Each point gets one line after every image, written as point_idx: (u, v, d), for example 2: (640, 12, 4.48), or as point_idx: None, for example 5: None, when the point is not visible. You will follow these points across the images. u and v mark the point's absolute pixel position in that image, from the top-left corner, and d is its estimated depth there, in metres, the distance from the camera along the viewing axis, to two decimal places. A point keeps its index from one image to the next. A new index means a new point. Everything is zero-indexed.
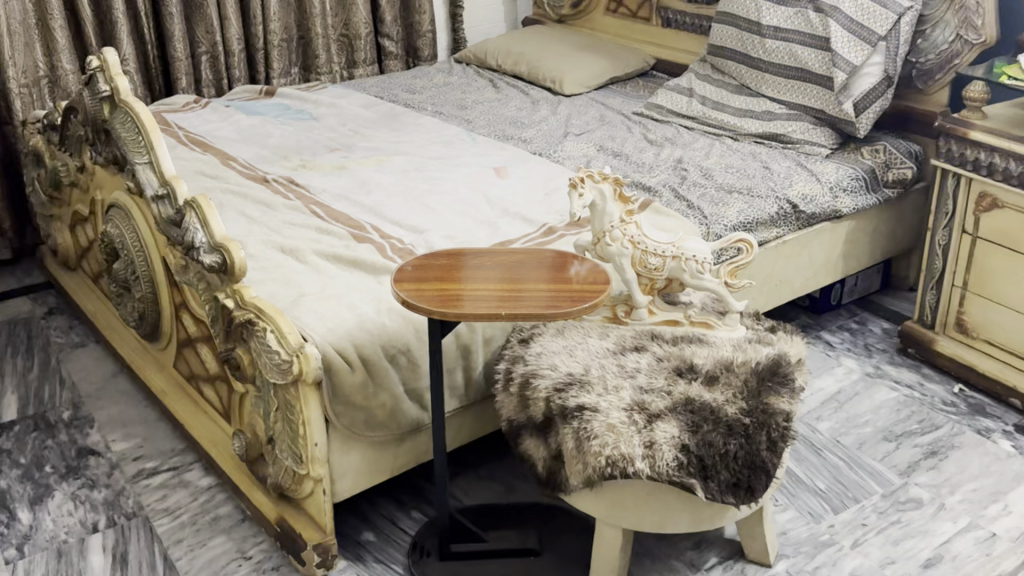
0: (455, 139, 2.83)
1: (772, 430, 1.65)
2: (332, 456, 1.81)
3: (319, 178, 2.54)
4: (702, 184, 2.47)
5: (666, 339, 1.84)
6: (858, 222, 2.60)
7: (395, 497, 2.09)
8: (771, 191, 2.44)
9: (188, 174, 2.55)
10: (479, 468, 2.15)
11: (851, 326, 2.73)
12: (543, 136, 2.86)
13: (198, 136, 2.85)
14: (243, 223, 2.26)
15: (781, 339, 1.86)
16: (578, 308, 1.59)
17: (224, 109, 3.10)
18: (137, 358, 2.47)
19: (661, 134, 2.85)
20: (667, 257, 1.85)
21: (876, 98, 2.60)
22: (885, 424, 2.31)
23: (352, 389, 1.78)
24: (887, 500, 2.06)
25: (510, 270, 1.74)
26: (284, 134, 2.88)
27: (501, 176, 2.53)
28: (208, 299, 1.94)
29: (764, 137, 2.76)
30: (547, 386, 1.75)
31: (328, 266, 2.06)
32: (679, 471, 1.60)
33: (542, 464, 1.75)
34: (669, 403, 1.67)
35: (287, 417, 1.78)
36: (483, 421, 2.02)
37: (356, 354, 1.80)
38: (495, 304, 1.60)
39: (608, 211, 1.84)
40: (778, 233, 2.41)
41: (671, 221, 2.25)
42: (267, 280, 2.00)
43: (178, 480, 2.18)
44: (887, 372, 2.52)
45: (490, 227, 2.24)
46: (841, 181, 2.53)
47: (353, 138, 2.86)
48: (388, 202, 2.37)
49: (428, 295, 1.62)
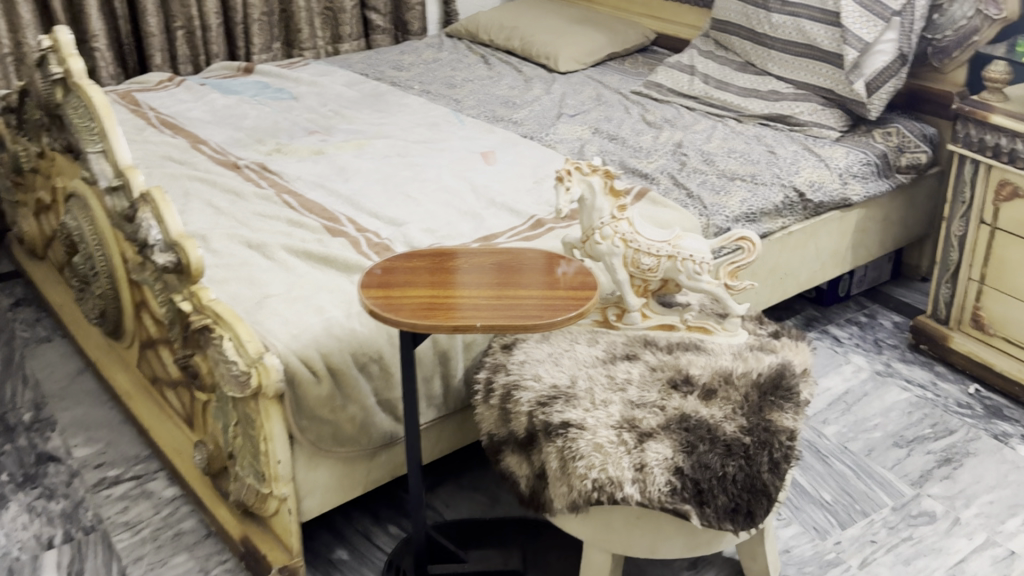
0: (441, 121, 2.66)
1: (775, 450, 1.50)
2: (297, 473, 1.67)
3: (294, 165, 2.38)
4: (702, 171, 2.32)
5: (661, 346, 1.69)
6: (869, 210, 2.44)
7: (372, 510, 1.95)
8: (776, 178, 2.29)
9: (155, 159, 2.40)
10: (461, 478, 2.02)
11: (860, 320, 2.58)
12: (535, 118, 2.70)
13: (169, 117, 2.70)
14: (209, 214, 2.11)
15: (786, 346, 1.69)
16: (563, 317, 1.44)
17: (199, 88, 2.94)
18: (101, 357, 2.33)
19: (660, 115, 2.69)
20: (662, 257, 1.70)
21: (889, 78, 2.43)
22: (896, 429, 2.17)
23: (318, 401, 1.64)
24: (898, 514, 1.92)
25: (491, 272, 1.58)
26: (260, 115, 2.72)
27: (488, 162, 2.38)
28: (165, 300, 1.80)
29: (770, 119, 2.60)
30: (530, 400, 1.61)
31: (298, 263, 1.91)
32: (672, 497, 1.45)
33: (526, 483, 1.62)
34: (662, 420, 1.52)
35: (248, 432, 1.64)
36: (463, 431, 1.88)
37: (323, 364, 1.65)
38: (471, 313, 1.45)
39: (598, 206, 1.70)
40: (783, 223, 2.26)
41: (669, 213, 2.10)
42: (230, 279, 1.85)
43: (141, 491, 2.05)
44: (898, 371, 2.37)
45: (474, 218, 2.09)
46: (851, 167, 2.37)
47: (334, 119, 2.70)
48: (366, 191, 2.21)
49: (398, 301, 1.47)
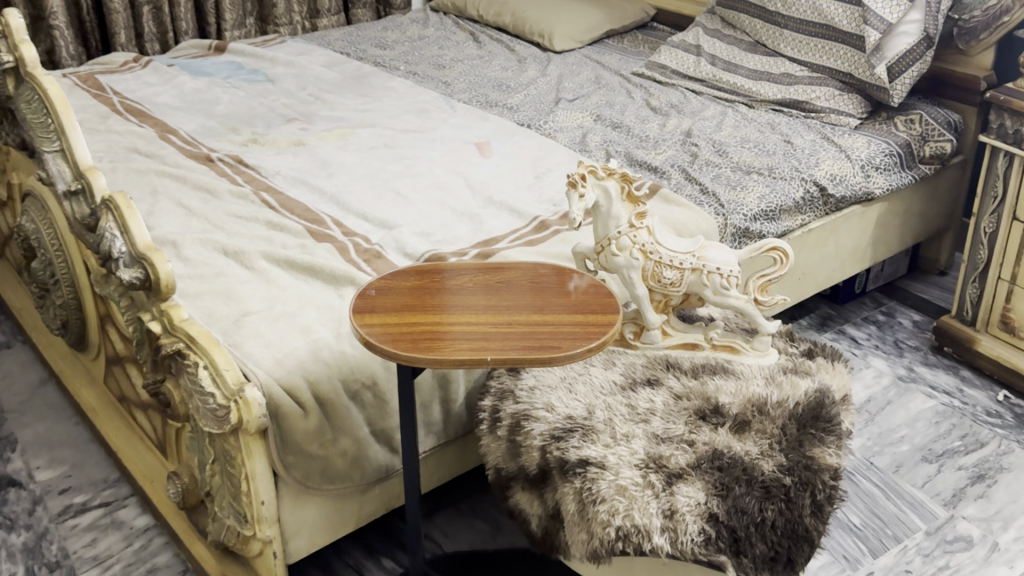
0: (431, 107, 2.47)
1: (818, 491, 1.35)
2: (283, 514, 1.50)
3: (273, 157, 2.19)
4: (716, 163, 2.15)
5: (685, 369, 1.53)
6: (890, 203, 2.28)
7: (364, 542, 1.79)
8: (795, 172, 2.12)
9: (120, 152, 2.20)
10: (460, 501, 1.86)
11: (878, 319, 2.43)
12: (531, 103, 2.52)
13: (134, 103, 2.50)
14: (179, 216, 1.93)
15: (822, 368, 1.54)
16: (583, 347, 1.27)
17: (167, 69, 2.73)
18: (65, 368, 2.14)
19: (665, 100, 2.51)
20: (685, 270, 1.53)
21: (913, 61, 2.25)
22: (924, 441, 2.03)
23: (305, 435, 1.47)
24: (932, 539, 1.78)
25: (498, 293, 1.41)
26: (233, 100, 2.52)
27: (483, 154, 2.19)
28: (131, 319, 1.62)
29: (784, 104, 2.43)
30: (543, 433, 1.45)
31: (280, 274, 1.73)
32: (706, 547, 1.30)
33: (537, 523, 1.46)
34: (691, 457, 1.37)
35: (227, 471, 1.47)
36: (465, 457, 1.71)
37: (310, 394, 1.48)
38: (479, 345, 1.28)
39: (614, 214, 1.53)
40: (803, 221, 2.09)
41: (683, 213, 1.93)
42: (204, 292, 1.67)
43: (110, 520, 1.87)
44: (921, 376, 2.23)
45: (471, 220, 1.91)
46: (873, 158, 2.21)
47: (314, 105, 2.50)
48: (353, 188, 2.03)
49: (396, 330, 1.30)
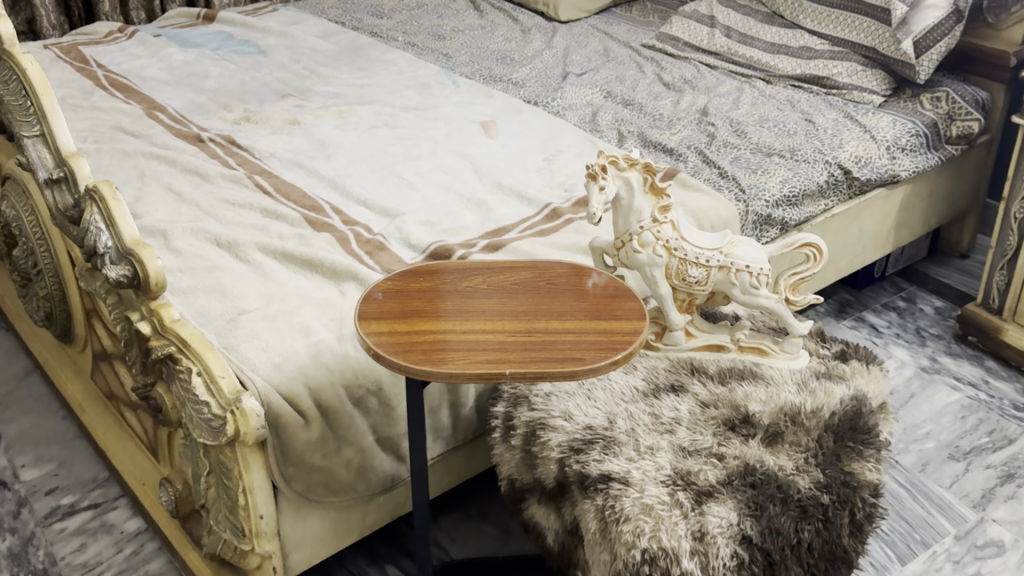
0: (432, 82, 2.35)
1: (857, 510, 1.26)
2: (283, 528, 1.41)
3: (266, 137, 2.07)
4: (734, 144, 2.05)
5: (711, 374, 1.44)
6: (915, 186, 2.18)
7: (368, 548, 1.70)
8: (818, 154, 2.01)
9: (105, 131, 2.09)
10: (468, 503, 1.78)
11: (898, 305, 2.34)
12: (537, 77, 2.40)
13: (120, 77, 2.37)
14: (168, 203, 1.82)
15: (856, 372, 1.44)
16: (607, 361, 1.17)
17: (153, 40, 2.60)
18: (50, 360, 2.04)
19: (678, 75, 2.40)
20: (712, 267, 1.44)
21: (942, 35, 2.13)
22: (950, 438, 1.94)
23: (307, 446, 1.37)
24: (962, 545, 1.70)
25: (514, 296, 1.31)
26: (224, 73, 2.40)
27: (489, 134, 2.08)
28: (119, 318, 1.52)
29: (804, 80, 2.31)
30: (562, 444, 1.35)
31: (277, 268, 1.63)
32: (738, 572, 1.20)
33: (554, 537, 1.37)
34: (722, 473, 1.27)
35: (223, 482, 1.37)
36: (475, 462, 1.62)
37: (311, 402, 1.38)
38: (495, 357, 1.18)
39: (636, 207, 1.42)
40: (826, 205, 1.99)
41: (703, 199, 1.83)
42: (196, 287, 1.57)
43: (99, 524, 1.78)
44: (945, 367, 2.14)
45: (479, 207, 1.81)
46: (898, 138, 2.10)
47: (308, 79, 2.38)
48: (352, 172, 1.92)
49: (406, 340, 1.20)
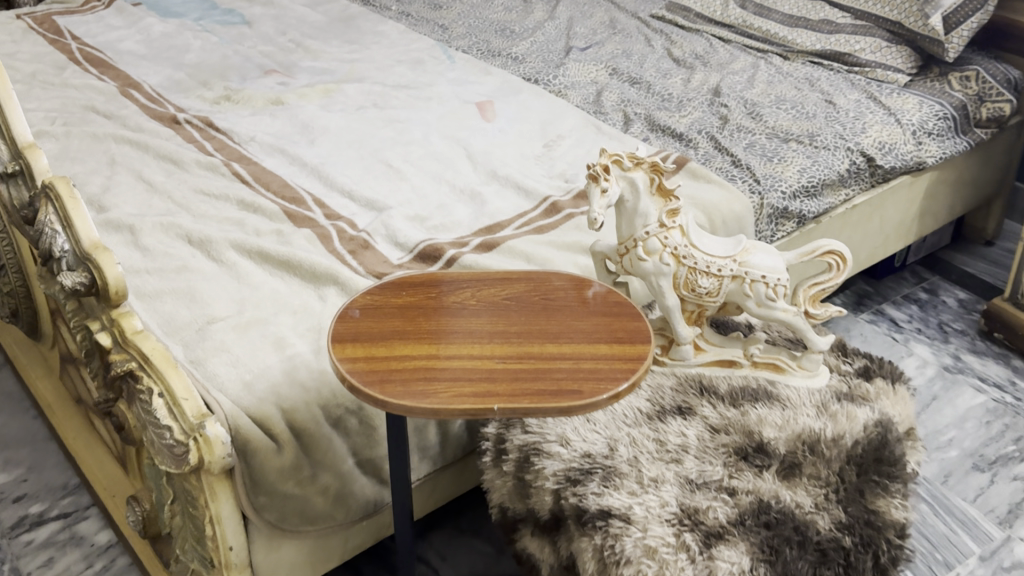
0: (426, 57, 2.21)
1: (881, 553, 1.14)
2: (255, 558, 1.30)
3: (247, 118, 1.93)
4: (749, 128, 1.90)
5: (722, 395, 1.32)
6: (940, 172, 2.03)
7: (353, 565, 1.60)
8: (839, 139, 1.87)
9: (76, 111, 1.95)
10: (460, 517, 1.67)
11: (919, 297, 2.21)
12: (538, 52, 2.25)
13: (94, 50, 2.23)
14: (139, 193, 1.69)
15: (881, 393, 1.33)
16: (608, 393, 1.05)
17: (132, 9, 2.46)
18: (20, 357, 1.92)
19: (689, 50, 2.25)
20: (724, 277, 1.30)
21: (974, 10, 1.99)
22: (974, 446, 1.82)
23: (279, 473, 1.26)
24: (987, 567, 1.59)
25: (505, 315, 1.18)
26: (205, 47, 2.26)
27: (486, 116, 1.94)
28: (79, 326, 1.40)
29: (824, 56, 2.16)
30: (557, 473, 1.23)
31: (252, 269, 1.50)
32: None
33: (549, 571, 1.27)
34: (733, 512, 1.15)
35: (189, 511, 1.26)
36: (466, 479, 1.51)
37: (285, 425, 1.27)
38: (482, 388, 1.06)
39: (642, 210, 1.29)
40: (846, 195, 1.85)
41: (714, 191, 1.69)
42: (163, 290, 1.44)
43: (69, 536, 1.68)
44: (969, 366, 2.01)
45: (473, 200, 1.68)
46: (925, 122, 1.95)
47: (295, 53, 2.24)
48: (338, 158, 1.79)
49: (384, 367, 1.08)
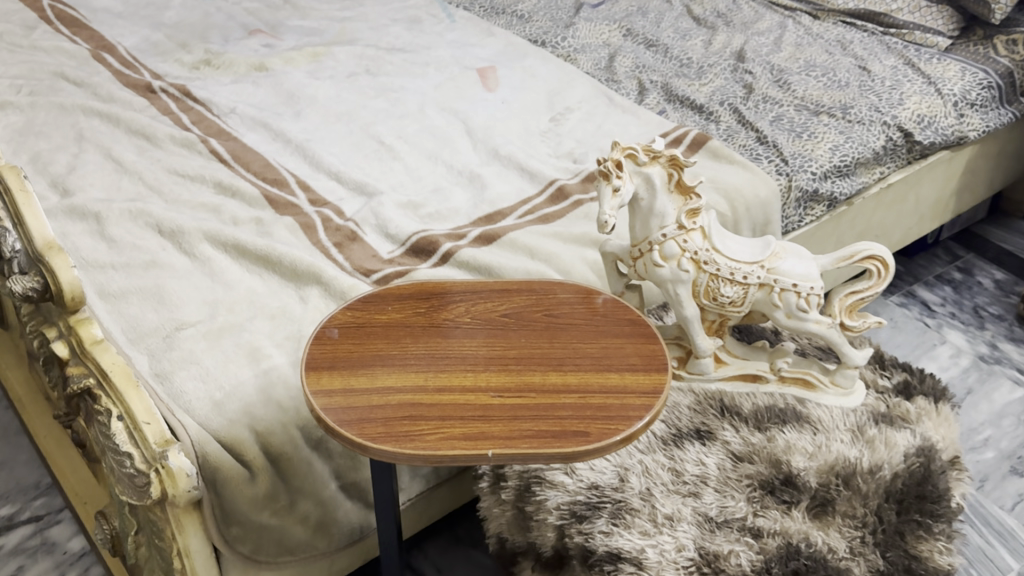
0: (424, 16, 2.05)
1: None
2: None
3: (229, 86, 1.78)
4: (776, 99, 1.74)
5: (746, 416, 1.19)
6: (981, 145, 1.87)
7: None
8: (874, 112, 1.69)
9: (43, 77, 1.79)
10: (456, 526, 1.56)
11: (953, 278, 2.07)
12: (545, 8, 2.08)
13: (67, 7, 2.06)
14: (108, 173, 1.54)
15: (924, 414, 1.22)
16: (619, 436, 0.91)
17: None
18: None
19: (710, 7, 2.08)
20: (751, 285, 1.16)
21: None
22: (1012, 447, 1.68)
23: (253, 504, 1.14)
24: None
25: (504, 336, 1.05)
26: (186, 4, 2.10)
27: (488, 84, 1.79)
28: (35, 331, 1.26)
29: (858, 15, 2.00)
30: (561, 507, 1.10)
31: (227, 263, 1.36)
32: None
33: None
34: (757, 557, 1.01)
35: (155, 543, 1.14)
36: (463, 494, 1.39)
37: (258, 449, 1.14)
38: (474, 428, 0.92)
39: (659, 209, 1.14)
40: (881, 173, 1.69)
41: (737, 174, 1.54)
42: (129, 289, 1.30)
43: (39, 542, 1.57)
44: (1006, 357, 1.87)
45: (472, 182, 1.53)
46: (967, 92, 1.77)
47: (283, 12, 2.08)
48: (326, 134, 1.64)
49: (364, 401, 0.94)
